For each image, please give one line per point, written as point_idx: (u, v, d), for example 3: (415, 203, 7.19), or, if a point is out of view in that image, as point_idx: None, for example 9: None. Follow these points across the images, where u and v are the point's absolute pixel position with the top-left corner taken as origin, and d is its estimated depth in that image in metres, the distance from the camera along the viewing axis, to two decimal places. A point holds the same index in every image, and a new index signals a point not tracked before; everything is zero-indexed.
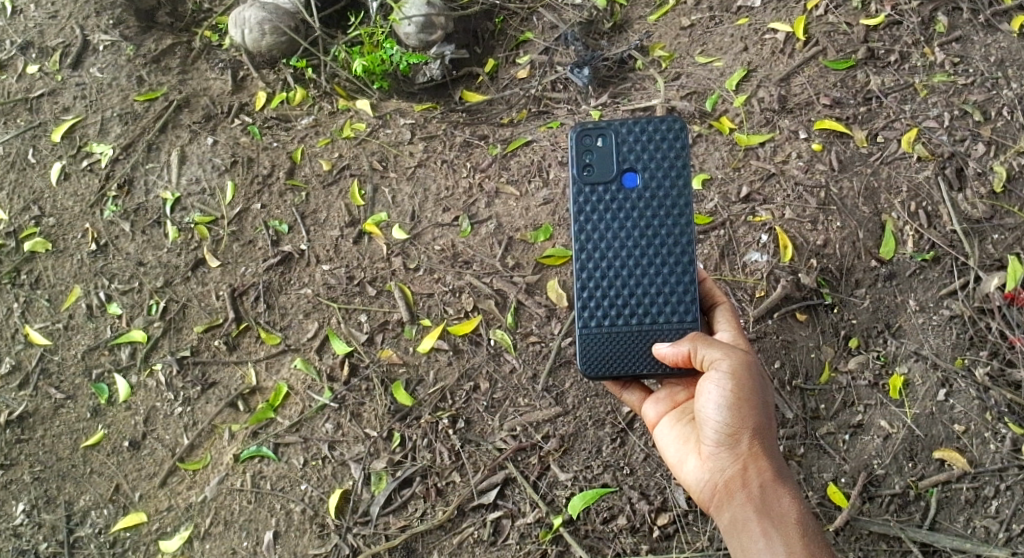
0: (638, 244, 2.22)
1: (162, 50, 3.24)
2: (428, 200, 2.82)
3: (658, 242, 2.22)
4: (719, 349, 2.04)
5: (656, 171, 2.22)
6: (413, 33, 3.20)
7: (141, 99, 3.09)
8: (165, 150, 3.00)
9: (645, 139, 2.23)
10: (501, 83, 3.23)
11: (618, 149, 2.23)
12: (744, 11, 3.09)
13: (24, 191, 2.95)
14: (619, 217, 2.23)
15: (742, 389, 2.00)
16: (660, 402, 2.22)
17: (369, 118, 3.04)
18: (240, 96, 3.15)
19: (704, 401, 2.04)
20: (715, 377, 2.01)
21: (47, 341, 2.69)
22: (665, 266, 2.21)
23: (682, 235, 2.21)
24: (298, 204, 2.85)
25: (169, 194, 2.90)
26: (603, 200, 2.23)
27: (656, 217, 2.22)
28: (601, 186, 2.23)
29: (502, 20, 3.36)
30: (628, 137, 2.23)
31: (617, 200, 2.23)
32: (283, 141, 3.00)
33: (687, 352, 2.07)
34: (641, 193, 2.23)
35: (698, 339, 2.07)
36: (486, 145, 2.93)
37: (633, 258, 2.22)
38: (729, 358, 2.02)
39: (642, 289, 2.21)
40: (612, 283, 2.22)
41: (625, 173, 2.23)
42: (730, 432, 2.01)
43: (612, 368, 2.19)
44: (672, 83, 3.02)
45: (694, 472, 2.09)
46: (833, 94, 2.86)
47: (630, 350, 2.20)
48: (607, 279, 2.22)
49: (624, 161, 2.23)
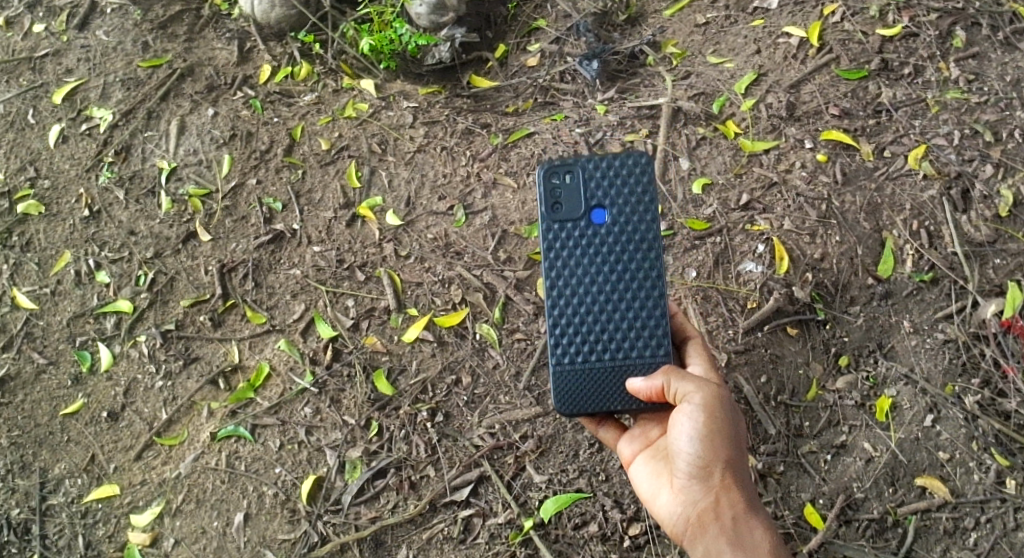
0: (608, 279, 2.25)
1: (170, 16, 3.20)
2: (424, 187, 2.78)
3: (627, 277, 2.25)
4: (691, 382, 2.05)
5: (624, 206, 2.25)
6: (425, 14, 3.15)
7: (145, 65, 3.06)
8: (164, 118, 2.97)
9: (611, 175, 2.25)
10: (510, 70, 3.19)
11: (586, 186, 2.26)
12: (760, 12, 3.04)
13: (22, 151, 2.94)
14: (589, 253, 2.26)
15: (715, 422, 2.01)
16: (635, 440, 2.22)
17: (373, 99, 3.00)
18: (245, 67, 3.11)
19: (677, 433, 2.05)
20: (688, 410, 2.03)
21: (33, 305, 2.69)
22: (635, 301, 2.24)
23: (651, 269, 2.24)
24: (293, 182, 2.82)
25: (166, 163, 2.88)
26: (572, 237, 2.26)
27: (626, 252, 2.25)
28: (570, 223, 2.26)
29: (515, 6, 3.30)
30: (595, 174, 2.26)
31: (587, 237, 2.26)
32: (284, 117, 2.97)
33: (661, 386, 2.08)
34: (610, 228, 2.25)
35: (671, 373, 2.09)
36: (487, 133, 2.88)
37: (604, 293, 2.25)
38: (701, 391, 2.03)
39: (613, 325, 2.23)
40: (585, 320, 2.24)
41: (593, 209, 2.26)
42: (703, 465, 2.02)
43: (585, 406, 2.22)
44: (682, 82, 2.96)
45: (667, 505, 2.09)
46: (843, 104, 2.79)
47: (602, 387, 2.22)
48: (578, 316, 2.25)
49: (592, 198, 2.26)
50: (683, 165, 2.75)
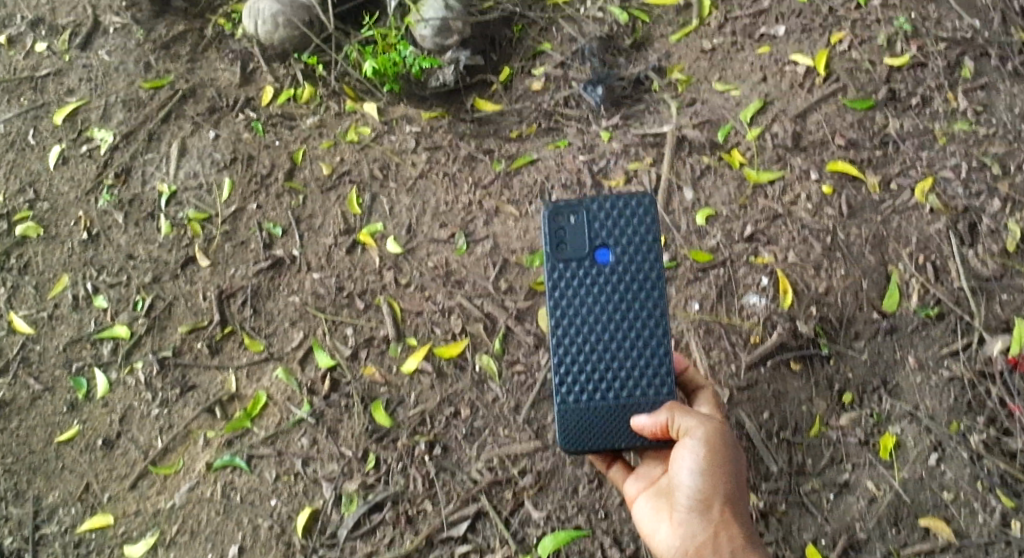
0: (612, 318, 2.24)
1: (173, 36, 3.19)
2: (425, 214, 2.76)
3: (631, 316, 2.24)
4: (694, 418, 2.06)
5: (628, 246, 2.25)
6: (429, 36, 3.16)
7: (146, 86, 3.05)
8: (165, 140, 2.95)
9: (615, 214, 2.25)
10: (515, 93, 3.17)
11: (590, 226, 2.25)
12: (767, 39, 3.01)
13: (22, 172, 2.92)
14: (594, 292, 2.25)
15: (717, 456, 2.02)
16: (640, 479, 2.21)
17: (375, 123, 2.97)
18: (247, 89, 3.10)
19: (678, 467, 2.05)
20: (690, 444, 2.03)
21: (30, 329, 2.67)
22: (639, 339, 2.23)
23: (655, 307, 2.24)
24: (294, 208, 2.80)
25: (166, 186, 2.86)
26: (577, 277, 2.25)
27: (630, 291, 2.25)
28: (575, 262, 2.26)
29: (521, 28, 3.29)
30: (599, 214, 2.25)
31: (591, 276, 2.25)
32: (286, 141, 2.95)
33: (664, 421, 2.08)
34: (614, 268, 2.25)
35: (675, 408, 2.09)
36: (490, 159, 2.86)
37: (608, 332, 2.24)
38: (704, 425, 2.04)
39: (618, 364, 2.23)
40: (590, 358, 2.24)
41: (598, 248, 2.25)
42: (703, 498, 2.02)
43: (590, 443, 2.21)
44: (687, 109, 2.94)
45: (666, 539, 2.08)
46: (849, 135, 2.75)
47: (607, 426, 2.21)
48: (583, 355, 2.24)
49: (596, 238, 2.25)
50: (687, 195, 2.72)
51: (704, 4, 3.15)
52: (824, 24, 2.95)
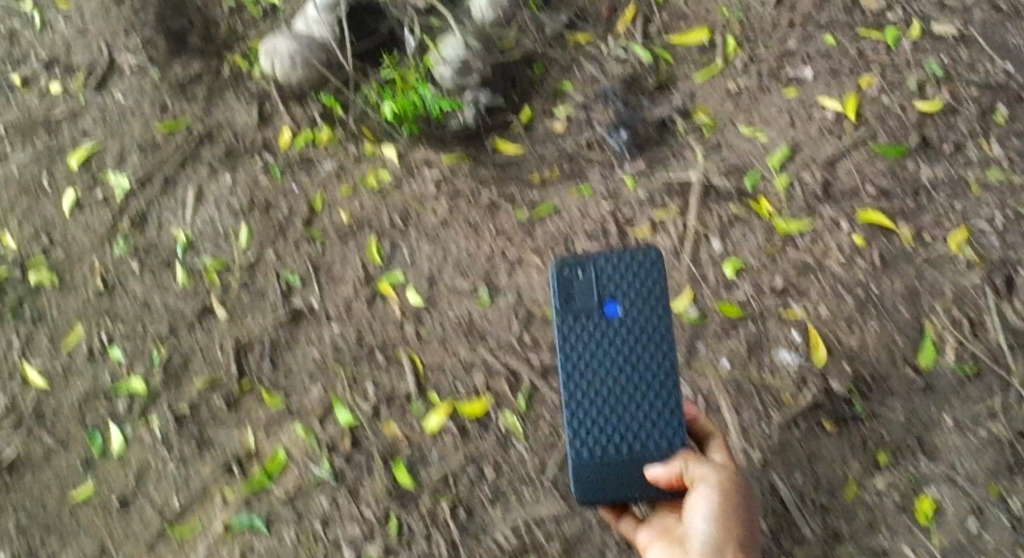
0: (623, 370, 2.19)
1: (189, 76, 3.14)
2: (447, 264, 2.71)
3: (641, 367, 2.19)
4: (707, 466, 2.02)
5: (636, 299, 2.20)
6: (449, 76, 3.12)
7: (162, 128, 3.00)
8: (182, 185, 2.90)
9: (623, 269, 2.21)
10: (536, 135, 3.10)
11: (597, 279, 2.21)
12: (794, 81, 2.93)
13: (36, 218, 2.87)
14: (604, 345, 2.20)
15: (731, 504, 1.97)
16: (653, 527, 2.18)
17: (396, 168, 2.92)
18: (264, 131, 3.04)
19: (692, 515, 2.01)
20: (704, 491, 1.99)
21: (44, 382, 2.61)
22: (650, 390, 2.18)
23: (664, 357, 2.19)
24: (313, 257, 2.74)
25: (182, 234, 2.81)
26: (587, 331, 2.20)
27: (639, 343, 2.20)
28: (584, 315, 2.21)
29: (542, 68, 3.25)
30: (606, 267, 2.21)
31: (601, 329, 2.20)
32: (304, 186, 2.89)
33: (678, 471, 2.03)
34: (624, 321, 2.20)
35: (688, 457, 2.05)
36: (513, 207, 2.81)
37: (619, 383, 2.19)
38: (717, 473, 2.00)
39: (630, 415, 2.18)
40: (601, 411, 2.19)
41: (606, 301, 2.20)
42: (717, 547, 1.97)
43: (604, 495, 2.17)
44: (714, 155, 2.87)
45: None
46: (881, 183, 2.68)
47: (620, 478, 2.16)
48: (596, 408, 2.19)
49: (604, 291, 2.21)
50: (715, 246, 2.65)
51: (729, 44, 3.11)
52: (854, 67, 2.87)
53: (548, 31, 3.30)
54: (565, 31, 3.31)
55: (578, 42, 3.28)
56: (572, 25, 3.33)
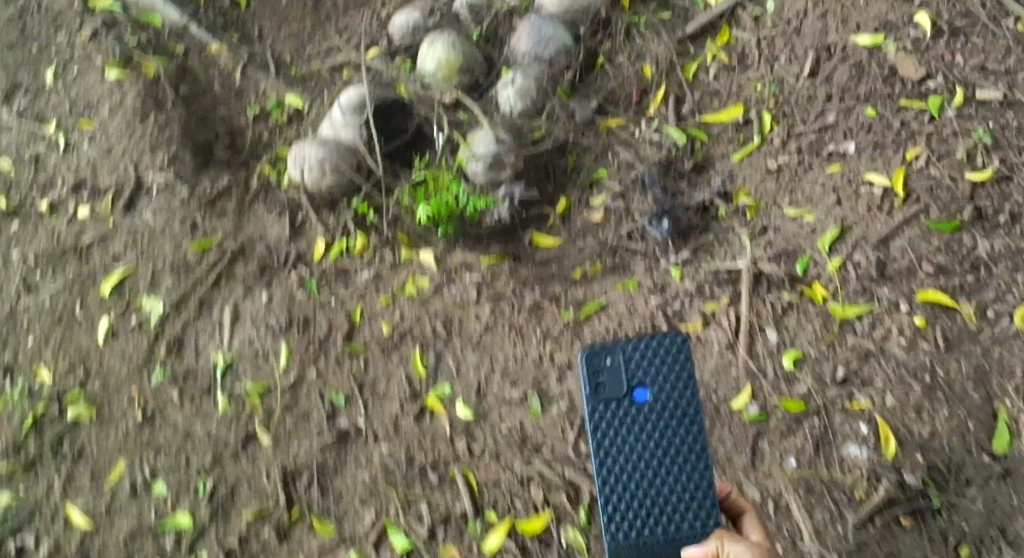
0: (656, 455, 2.12)
1: (218, 191, 3.11)
2: (495, 373, 2.62)
3: (673, 451, 2.12)
4: (742, 543, 1.91)
5: (665, 384, 2.14)
6: (481, 171, 3.07)
7: (194, 248, 2.96)
8: (217, 306, 2.86)
9: (650, 355, 2.15)
10: (574, 226, 3.09)
11: (626, 367, 2.15)
12: (837, 157, 2.87)
13: (71, 349, 2.82)
14: (636, 431, 2.13)
15: None
16: None
17: (433, 273, 2.86)
18: (298, 243, 3.00)
19: None
20: None
21: (87, 523, 2.53)
22: (682, 472, 2.11)
23: (696, 441, 2.12)
24: (356, 374, 2.68)
25: (221, 357, 2.75)
26: (618, 418, 2.13)
27: (671, 428, 2.13)
28: (613, 402, 2.14)
29: (575, 157, 3.24)
30: (633, 354, 2.15)
31: (631, 416, 2.14)
32: (342, 298, 2.84)
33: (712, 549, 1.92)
34: (654, 406, 2.13)
35: (723, 534, 1.94)
36: (558, 307, 2.73)
37: (651, 467, 2.12)
38: (753, 550, 1.89)
39: (664, 498, 2.10)
40: (635, 494, 2.11)
41: (635, 388, 2.14)
42: None
43: None
44: (760, 238, 2.80)
45: None
46: (938, 260, 2.55)
47: None
48: (631, 493, 2.11)
49: (633, 377, 2.14)
50: (771, 337, 2.53)
51: (765, 119, 3.06)
52: (898, 140, 2.78)
53: (578, 119, 3.30)
54: (596, 116, 3.32)
55: (611, 127, 3.28)
56: (603, 110, 3.34)
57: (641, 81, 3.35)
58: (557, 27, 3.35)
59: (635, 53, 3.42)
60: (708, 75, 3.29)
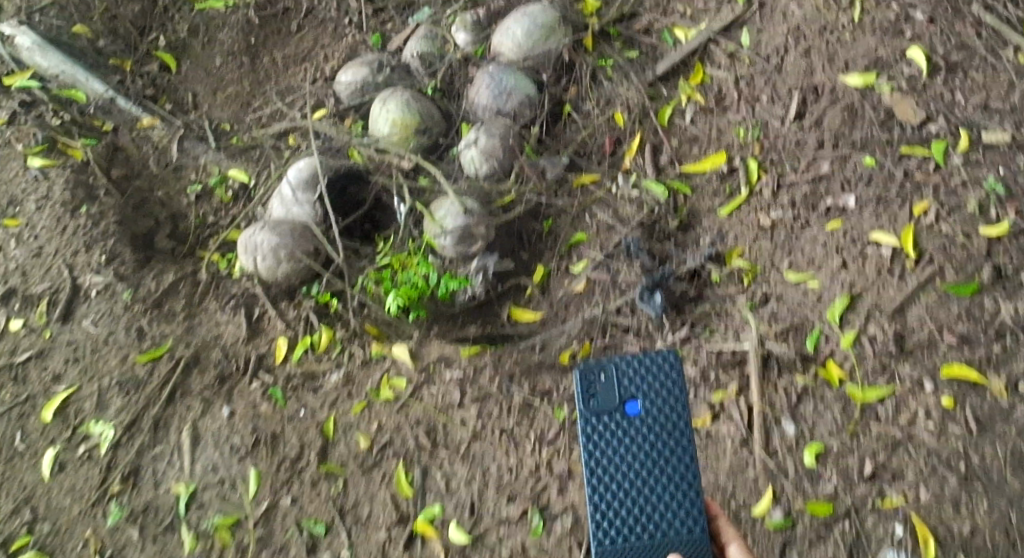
0: (647, 465, 2.07)
1: (164, 288, 2.82)
2: (488, 486, 2.39)
3: (662, 462, 2.08)
4: None
5: (658, 398, 2.09)
6: (451, 245, 2.86)
7: (142, 359, 2.67)
8: (174, 426, 2.57)
9: (644, 369, 2.10)
10: (555, 296, 2.87)
11: (620, 379, 2.10)
12: (836, 212, 2.65)
13: (13, 486, 2.52)
14: (627, 443, 2.08)
15: None
16: None
17: (410, 372, 2.62)
18: (256, 343, 2.73)
19: None
20: None
21: None
22: (672, 482, 2.07)
23: (684, 451, 2.08)
24: (335, 498, 2.42)
25: (183, 486, 2.47)
26: (610, 429, 2.08)
27: (660, 441, 2.08)
28: (604, 414, 2.09)
29: (551, 222, 3.01)
30: (627, 368, 2.10)
31: (623, 429, 2.08)
32: (312, 408, 2.58)
33: None
34: (646, 420, 2.08)
35: None
36: (551, 405, 2.50)
37: (640, 476, 2.07)
38: None
39: (653, 507, 2.05)
40: (624, 502, 2.06)
41: (629, 401, 2.09)
42: None
43: None
44: (763, 310, 2.58)
45: None
46: (958, 330, 2.36)
47: None
48: (620, 502, 2.06)
49: (627, 391, 2.09)
50: (789, 430, 2.35)
51: (751, 167, 2.84)
52: (902, 193, 2.57)
53: (550, 177, 3.05)
54: (568, 173, 3.07)
55: (585, 183, 3.04)
56: (575, 166, 3.09)
57: (613, 130, 3.11)
58: (519, 77, 3.10)
59: (603, 98, 3.17)
60: (684, 119, 3.05)
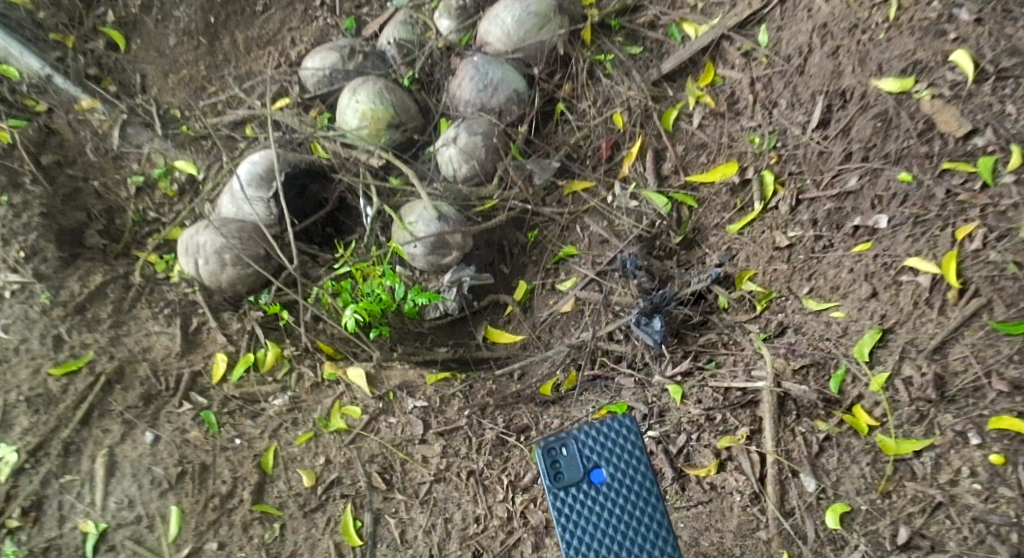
0: (626, 543, 1.83)
1: (90, 291, 2.43)
2: (450, 537, 2.02)
3: (642, 538, 1.84)
4: None
5: (623, 467, 1.87)
6: (421, 255, 2.51)
7: (56, 372, 2.25)
8: (87, 452, 2.17)
9: (604, 437, 1.88)
10: (538, 316, 2.55)
11: (582, 450, 1.87)
12: (865, 232, 2.32)
13: None
14: (602, 520, 1.84)
15: None
16: None
17: (366, 399, 2.26)
18: (192, 358, 2.37)
19: None
20: None
21: None
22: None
23: (662, 524, 1.85)
24: (268, 544, 2.04)
25: (92, 524, 2.08)
26: (581, 507, 1.83)
27: (635, 515, 1.85)
28: (571, 489, 1.85)
29: (536, 233, 2.68)
30: (587, 437, 1.88)
31: (594, 504, 1.84)
32: (250, 436, 2.21)
33: None
34: (617, 492, 1.85)
35: None
36: (528, 445, 2.14)
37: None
38: None
39: None
40: None
41: (595, 473, 1.86)
42: None
43: None
44: (778, 340, 2.25)
45: None
46: (1011, 374, 2.00)
47: None
48: None
49: (591, 462, 1.86)
50: (808, 485, 2.03)
51: (766, 181, 2.52)
52: (944, 214, 2.23)
53: (537, 183, 2.72)
54: (557, 179, 2.74)
55: (576, 191, 2.71)
56: (566, 172, 2.77)
57: (610, 133, 2.79)
58: (507, 70, 2.76)
59: (600, 97, 2.84)
60: (691, 123, 2.72)
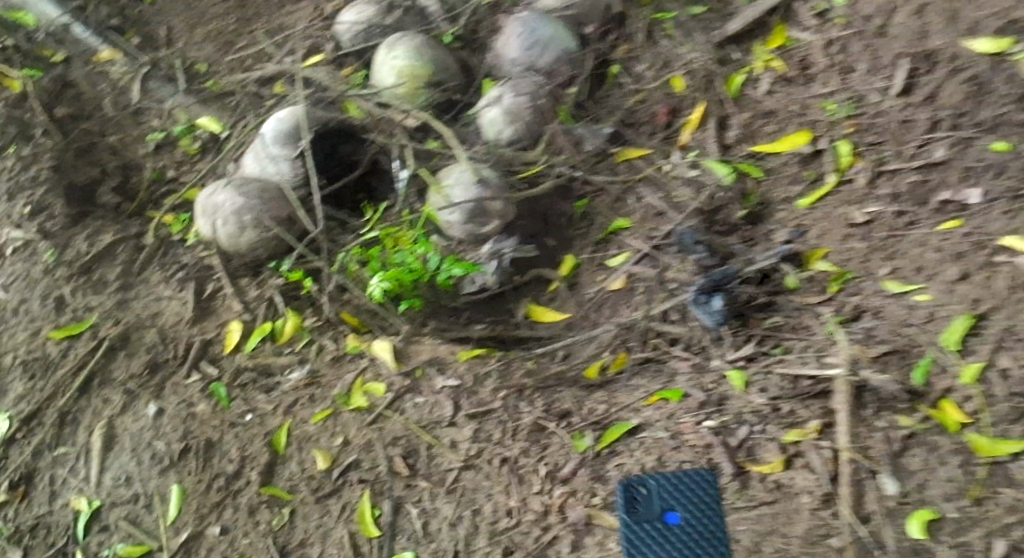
0: None
1: (99, 251, 2.27)
2: (478, 532, 1.79)
3: None
4: None
5: (700, 522, 1.62)
6: (458, 223, 2.30)
7: (56, 335, 2.11)
8: (84, 423, 2.00)
9: (686, 486, 1.66)
10: (584, 294, 2.30)
11: (663, 491, 1.66)
12: (953, 208, 2.08)
13: None
14: None
15: None
16: None
17: (392, 376, 2.04)
18: (204, 326, 2.17)
19: None
20: None
21: None
22: None
23: None
24: (276, 532, 1.84)
25: (84, 502, 1.90)
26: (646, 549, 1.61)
27: None
28: (641, 527, 1.63)
29: (584, 203, 2.44)
30: (669, 482, 1.67)
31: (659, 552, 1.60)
32: (262, 412, 2.01)
33: None
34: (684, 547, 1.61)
35: None
36: (570, 432, 1.90)
37: None
38: None
39: None
40: None
41: (669, 520, 1.63)
42: None
43: None
44: (854, 326, 1.99)
45: None
46: None
47: None
48: None
49: (668, 508, 1.64)
50: (889, 488, 1.71)
51: (841, 151, 2.28)
52: None
53: (587, 148, 2.50)
54: (610, 145, 2.51)
55: (629, 158, 2.48)
56: (619, 138, 2.54)
57: (668, 97, 2.57)
58: (556, 27, 2.56)
59: (659, 60, 2.65)
60: (758, 90, 2.49)
